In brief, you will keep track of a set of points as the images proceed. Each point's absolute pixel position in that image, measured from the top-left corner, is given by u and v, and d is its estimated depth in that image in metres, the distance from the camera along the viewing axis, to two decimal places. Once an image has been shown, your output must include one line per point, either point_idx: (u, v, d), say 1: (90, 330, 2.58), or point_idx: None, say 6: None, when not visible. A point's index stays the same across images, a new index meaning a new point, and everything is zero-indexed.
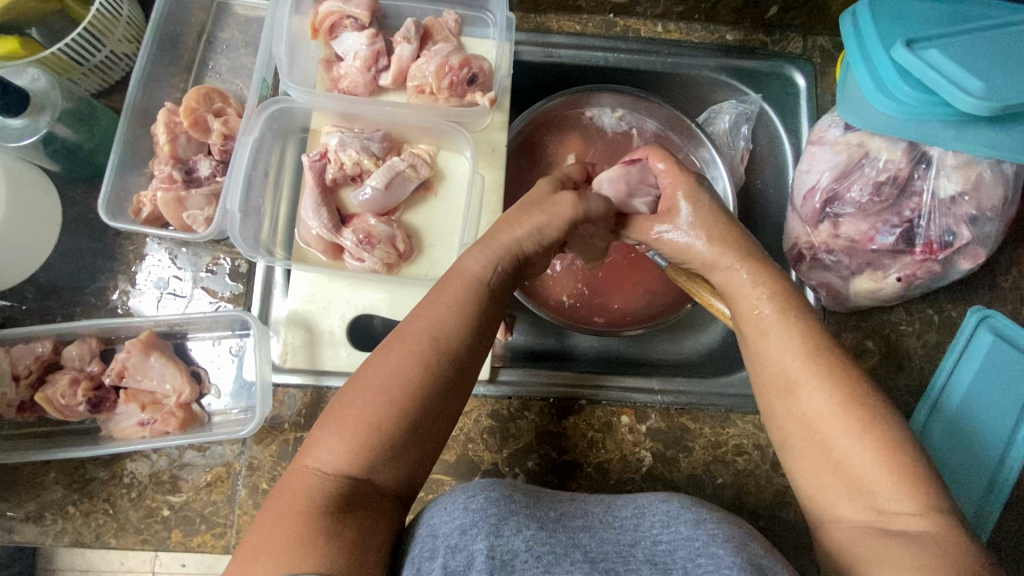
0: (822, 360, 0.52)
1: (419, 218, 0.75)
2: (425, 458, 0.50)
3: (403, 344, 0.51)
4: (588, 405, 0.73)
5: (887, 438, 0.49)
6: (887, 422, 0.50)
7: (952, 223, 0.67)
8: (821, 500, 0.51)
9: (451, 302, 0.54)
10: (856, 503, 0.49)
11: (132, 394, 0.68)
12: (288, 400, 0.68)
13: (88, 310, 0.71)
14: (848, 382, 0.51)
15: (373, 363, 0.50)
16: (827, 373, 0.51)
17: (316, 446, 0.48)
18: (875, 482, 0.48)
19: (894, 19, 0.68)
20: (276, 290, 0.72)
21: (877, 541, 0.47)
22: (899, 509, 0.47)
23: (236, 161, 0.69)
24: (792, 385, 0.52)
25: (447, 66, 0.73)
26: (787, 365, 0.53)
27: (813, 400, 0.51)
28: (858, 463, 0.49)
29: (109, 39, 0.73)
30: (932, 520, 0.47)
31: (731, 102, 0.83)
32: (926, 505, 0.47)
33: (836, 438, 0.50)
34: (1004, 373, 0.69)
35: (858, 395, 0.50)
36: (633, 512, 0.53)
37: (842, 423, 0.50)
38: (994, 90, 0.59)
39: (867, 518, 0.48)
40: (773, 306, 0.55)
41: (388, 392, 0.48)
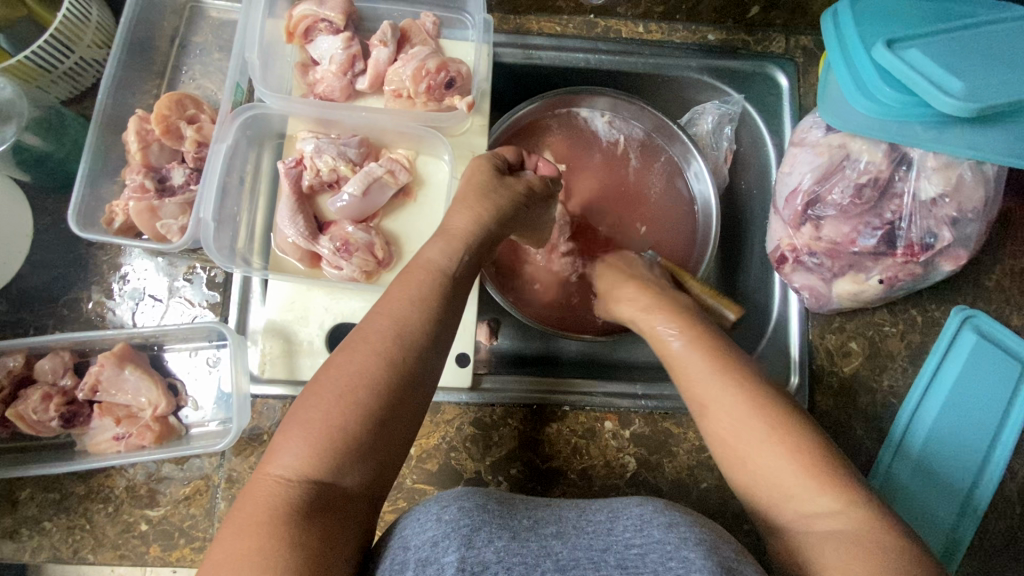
0: (724, 375, 0.56)
1: (398, 224, 0.74)
2: (392, 461, 0.49)
3: (365, 343, 0.50)
4: (570, 411, 0.72)
5: (795, 439, 0.51)
6: (790, 420, 0.52)
7: (933, 224, 0.67)
8: (762, 511, 0.52)
9: (412, 297, 0.53)
10: (787, 510, 0.50)
11: (107, 408, 0.66)
12: (267, 410, 0.67)
13: (61, 322, 0.70)
14: (750, 393, 0.54)
15: (334, 364, 0.49)
16: (730, 389, 0.55)
17: (279, 451, 0.47)
18: (792, 485, 0.50)
19: (874, 19, 0.67)
20: (253, 299, 0.71)
21: (810, 546, 0.48)
22: (820, 507, 0.49)
23: (209, 169, 0.68)
24: (704, 404, 0.56)
25: (424, 70, 0.72)
26: (696, 390, 0.57)
27: (722, 415, 0.54)
28: (769, 468, 0.51)
29: (78, 45, 0.72)
30: (852, 516, 0.48)
31: (714, 103, 0.82)
32: (850, 501, 0.48)
33: (748, 451, 0.52)
34: (986, 373, 0.70)
35: (764, 401, 0.54)
36: (607, 516, 0.53)
37: (750, 433, 0.53)
38: (974, 91, 0.59)
39: (797, 525, 0.49)
40: (678, 334, 0.60)
41: (351, 393, 0.47)
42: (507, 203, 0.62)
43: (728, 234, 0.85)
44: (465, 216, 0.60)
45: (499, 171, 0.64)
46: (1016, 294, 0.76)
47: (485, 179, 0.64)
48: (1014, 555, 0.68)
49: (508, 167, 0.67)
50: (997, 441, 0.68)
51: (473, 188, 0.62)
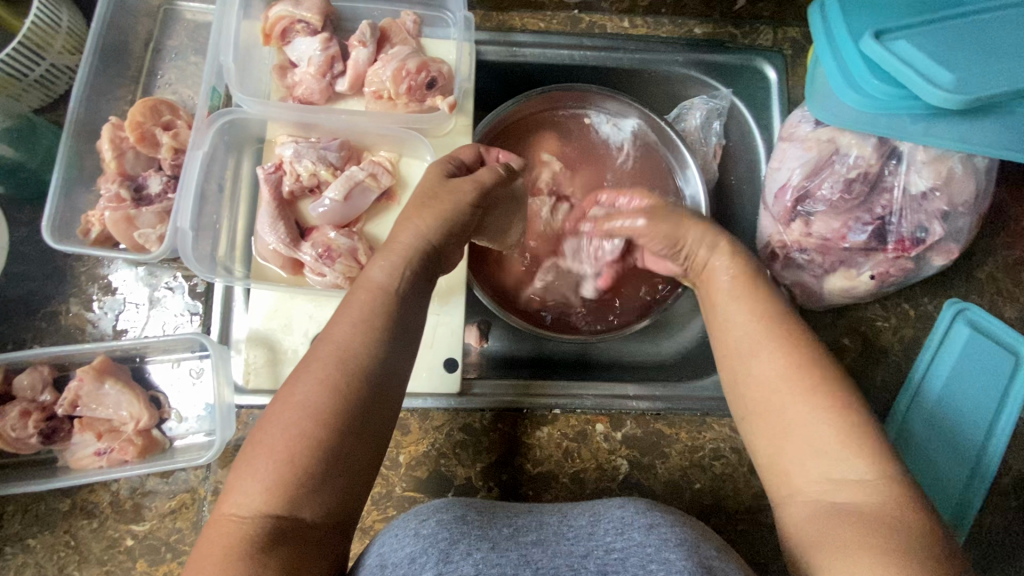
0: (781, 324, 0.53)
1: (382, 229, 0.73)
2: (355, 486, 0.47)
3: (308, 371, 0.49)
4: (561, 414, 0.71)
5: (845, 400, 0.49)
6: (838, 382, 0.50)
7: (924, 219, 0.66)
8: (782, 465, 0.50)
9: (356, 319, 0.52)
10: (811, 469, 0.48)
11: (88, 423, 0.65)
12: (253, 421, 0.66)
13: (40, 335, 0.68)
14: (803, 345, 0.52)
15: (279, 401, 0.48)
16: (782, 338, 0.53)
17: (233, 490, 0.45)
18: (829, 442, 0.48)
19: (863, 9, 0.66)
20: (236, 307, 0.70)
21: (823, 514, 0.47)
22: (847, 476, 0.47)
23: (186, 177, 0.67)
24: (756, 346, 0.53)
25: (404, 70, 0.70)
26: (746, 331, 0.54)
27: (771, 358, 0.52)
28: (808, 419, 0.49)
29: (48, 51, 0.70)
30: (882, 488, 0.46)
31: (702, 97, 0.81)
32: (882, 473, 0.46)
33: (785, 398, 0.51)
34: (981, 365, 0.69)
35: (815, 356, 0.52)
36: (588, 521, 0.52)
37: (793, 381, 0.51)
38: (964, 83, 0.58)
39: (818, 489, 0.48)
40: (735, 278, 0.57)
41: (297, 426, 0.46)
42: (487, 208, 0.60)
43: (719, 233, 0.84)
44: (443, 220, 0.59)
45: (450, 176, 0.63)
46: (1009, 285, 0.76)
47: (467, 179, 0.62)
48: (1011, 546, 0.67)
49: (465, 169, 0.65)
50: (997, 427, 0.67)
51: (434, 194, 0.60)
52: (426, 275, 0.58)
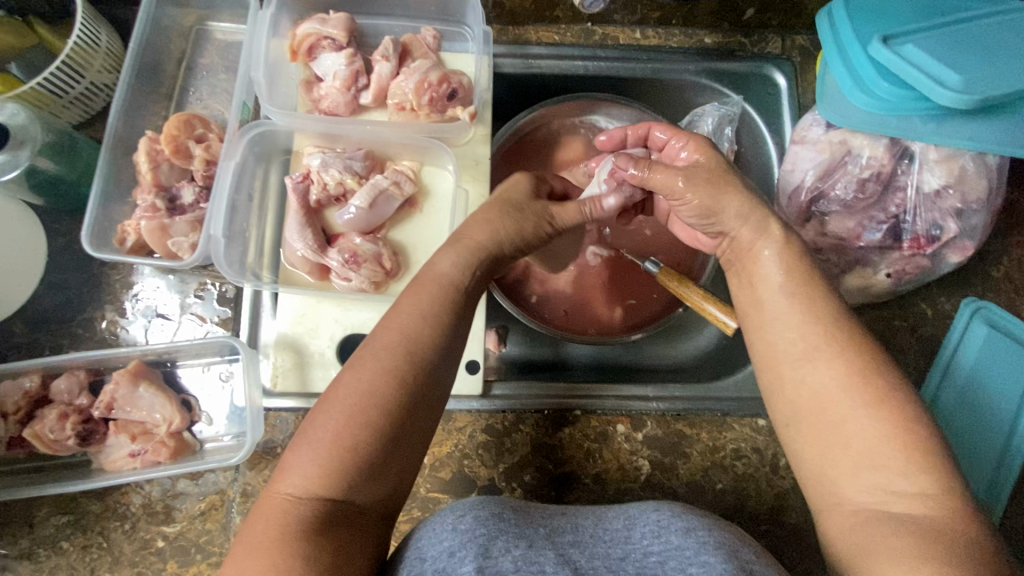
0: (839, 332, 0.53)
1: (404, 235, 0.75)
2: (405, 475, 0.49)
3: (374, 358, 0.50)
4: (583, 415, 0.72)
5: (902, 411, 0.49)
6: (900, 393, 0.50)
7: (938, 216, 0.66)
8: (830, 475, 0.50)
9: (423, 309, 0.53)
10: (862, 480, 0.49)
11: (122, 425, 0.67)
12: (280, 424, 0.67)
13: (76, 342, 0.71)
14: (863, 354, 0.52)
15: (340, 385, 0.49)
16: (839, 347, 0.52)
17: (288, 470, 0.47)
18: (885, 455, 0.48)
19: (870, 19, 0.69)
20: (264, 313, 0.72)
21: (877, 522, 0.47)
22: (907, 489, 0.47)
23: (218, 187, 0.69)
24: (809, 353, 0.53)
25: (426, 83, 0.73)
26: (800, 339, 0.54)
27: (827, 366, 0.52)
28: (862, 429, 0.49)
29: (88, 70, 0.73)
30: (940, 503, 0.46)
31: (714, 104, 0.83)
32: (937, 488, 0.47)
33: (843, 409, 0.50)
34: (1002, 362, 0.70)
35: (874, 366, 0.51)
36: (624, 524, 0.53)
37: (854, 391, 0.50)
38: (971, 84, 0.59)
39: (875, 500, 0.48)
40: (787, 277, 0.56)
41: (361, 412, 0.47)
42: None
43: None
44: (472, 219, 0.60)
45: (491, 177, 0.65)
46: None
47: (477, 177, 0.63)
48: None
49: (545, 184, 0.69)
50: (1020, 422, 0.68)
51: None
52: None
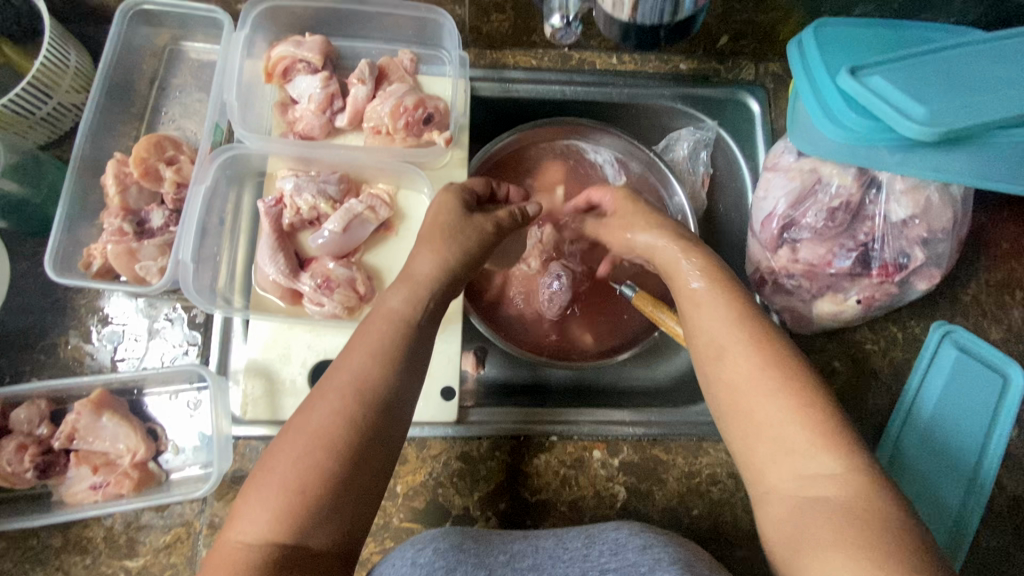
0: (747, 326, 0.57)
1: (379, 259, 0.74)
2: (362, 514, 0.48)
3: (324, 399, 0.50)
4: (558, 440, 0.72)
5: (808, 397, 0.52)
6: (807, 380, 0.53)
7: (905, 245, 0.68)
8: (756, 464, 0.53)
9: (373, 350, 0.53)
10: (784, 467, 0.51)
11: (84, 456, 0.65)
12: (250, 452, 0.65)
13: (38, 368, 0.68)
14: (770, 347, 0.55)
15: (292, 428, 0.50)
16: (748, 341, 0.56)
17: (241, 517, 0.46)
18: (797, 440, 0.51)
19: (837, 53, 0.70)
20: (235, 338, 0.70)
21: (801, 506, 0.49)
22: (822, 470, 0.49)
23: (188, 211, 0.68)
24: (722, 349, 0.57)
25: (402, 107, 0.73)
26: (715, 336, 0.57)
27: (738, 360, 0.55)
28: (774, 418, 0.52)
29: (56, 90, 0.72)
30: (851, 481, 0.48)
31: (688, 129, 0.85)
32: (850, 466, 0.49)
33: (756, 399, 0.53)
34: (970, 386, 0.72)
35: (781, 356, 0.54)
36: (583, 542, 0.54)
37: (764, 380, 0.53)
38: (936, 116, 0.60)
39: (797, 484, 0.50)
40: (704, 279, 0.61)
41: (311, 454, 0.47)
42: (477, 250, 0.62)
43: None
44: (449, 254, 0.61)
45: (466, 207, 0.64)
46: (992, 307, 0.78)
47: (449, 206, 0.63)
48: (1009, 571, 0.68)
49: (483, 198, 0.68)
50: (989, 448, 0.69)
51: (437, 229, 0.62)
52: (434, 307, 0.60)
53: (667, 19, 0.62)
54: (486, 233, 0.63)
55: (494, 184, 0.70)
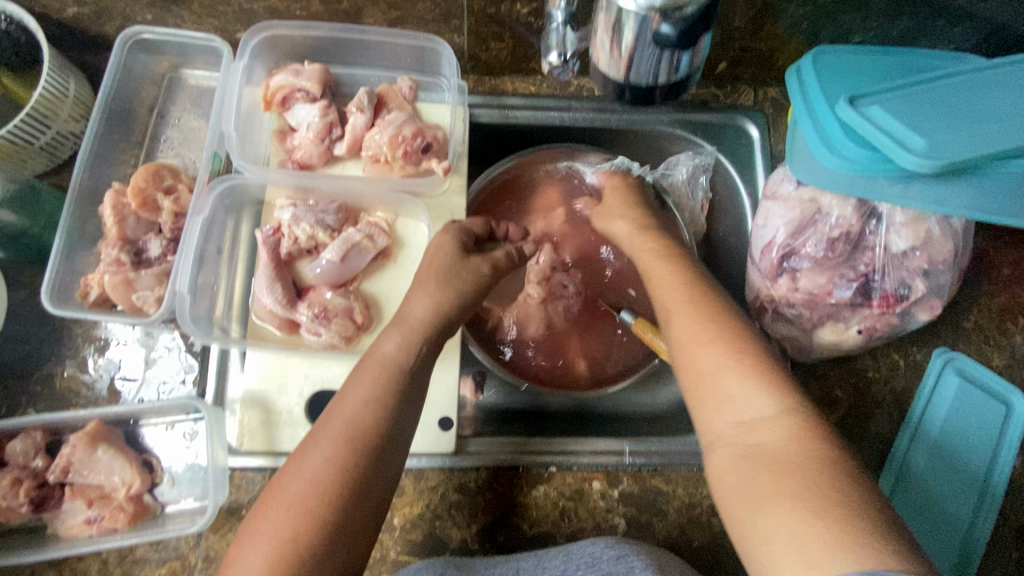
0: (695, 294, 0.63)
1: (377, 287, 0.73)
2: (353, 560, 0.50)
3: (316, 446, 0.53)
4: (557, 471, 0.71)
5: (747, 349, 0.56)
6: (748, 339, 0.58)
7: (906, 276, 0.67)
8: (703, 416, 0.56)
9: (366, 398, 0.55)
10: (727, 415, 0.54)
11: (78, 489, 0.64)
12: (246, 483, 0.64)
13: (34, 399, 0.68)
14: (717, 312, 0.61)
15: (287, 472, 0.52)
16: (695, 305, 0.62)
17: (237, 563, 0.49)
18: (736, 390, 0.54)
19: (837, 81, 0.70)
20: (231, 368, 0.70)
21: (741, 450, 0.51)
22: (758, 415, 0.52)
23: (186, 240, 0.68)
24: (674, 314, 0.63)
25: (400, 136, 0.73)
26: (668, 302, 0.64)
27: (687, 322, 0.61)
28: (717, 369, 0.56)
29: (55, 120, 0.72)
30: (785, 424, 0.51)
31: (687, 154, 0.84)
32: (786, 410, 0.52)
33: (702, 356, 0.58)
34: (972, 416, 0.71)
35: (724, 319, 0.60)
36: (562, 560, 0.61)
37: (708, 339, 0.58)
38: (936, 149, 0.60)
39: (738, 431, 0.53)
40: (658, 257, 0.70)
41: (302, 503, 0.50)
42: (472, 294, 0.63)
43: None
44: (444, 297, 0.62)
45: (465, 249, 0.65)
46: (994, 334, 0.77)
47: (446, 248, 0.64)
48: None
49: (480, 240, 0.69)
50: (991, 479, 0.68)
51: (434, 273, 0.63)
52: (431, 342, 0.60)
53: (663, 80, 0.51)
54: (483, 275, 0.64)
55: (493, 223, 0.71)
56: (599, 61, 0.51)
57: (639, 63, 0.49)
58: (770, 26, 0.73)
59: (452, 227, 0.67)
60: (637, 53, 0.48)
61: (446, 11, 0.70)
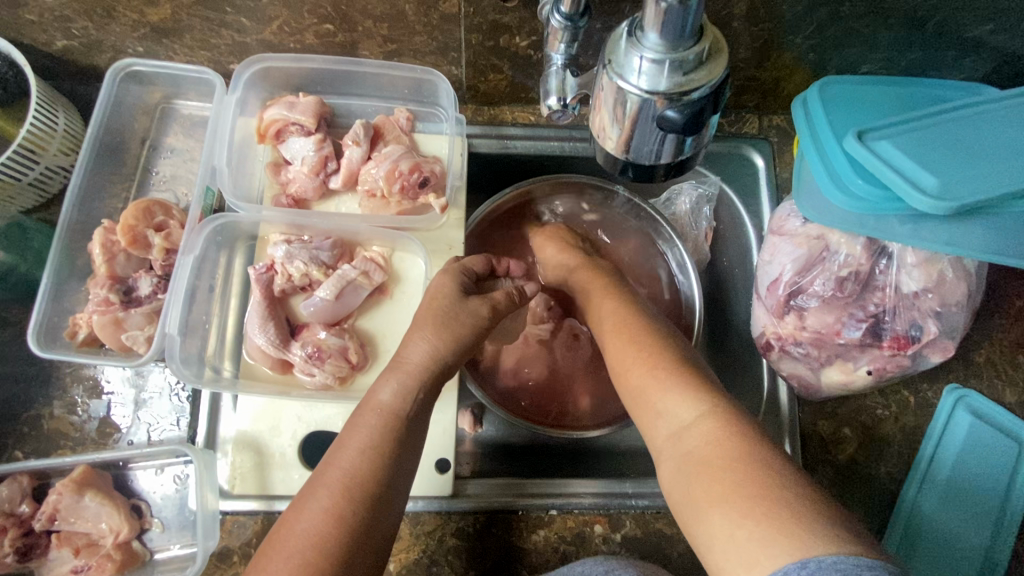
0: (626, 316, 0.64)
1: (373, 324, 0.72)
2: None
3: (314, 496, 0.50)
4: (558, 515, 0.69)
5: (671, 363, 0.57)
6: (678, 355, 0.58)
7: (918, 317, 0.65)
8: (645, 433, 0.55)
9: (363, 446, 0.53)
10: (660, 427, 0.53)
11: (65, 537, 0.63)
12: (237, 528, 0.63)
13: (21, 441, 0.66)
14: (646, 332, 0.62)
15: (282, 527, 0.50)
16: (626, 326, 0.63)
17: None
18: (663, 400, 0.54)
19: (843, 114, 0.68)
20: (223, 408, 0.68)
21: (676, 461, 0.50)
22: (685, 422, 0.52)
23: (176, 279, 0.67)
24: (609, 337, 0.64)
25: (397, 171, 0.71)
26: (602, 327, 0.66)
27: (618, 344, 0.62)
28: (644, 385, 0.56)
29: (44, 155, 0.70)
30: (709, 425, 0.50)
31: (691, 183, 0.82)
32: (708, 411, 0.51)
33: (632, 374, 0.58)
34: (983, 456, 0.69)
35: (652, 337, 0.61)
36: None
37: (637, 357, 0.59)
38: (949, 189, 0.57)
39: (670, 440, 0.52)
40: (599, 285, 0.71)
41: (302, 554, 0.47)
42: (470, 337, 0.61)
43: (710, 310, 0.84)
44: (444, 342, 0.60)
45: (464, 291, 0.64)
46: (1009, 370, 0.75)
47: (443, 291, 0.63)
48: None
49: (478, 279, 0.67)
50: (1002, 522, 0.67)
51: (432, 315, 0.61)
52: (427, 386, 0.59)
53: (667, 159, 0.43)
54: (481, 318, 0.62)
55: (494, 260, 0.69)
56: (597, 135, 0.44)
57: (640, 143, 0.42)
58: (775, 57, 0.72)
59: (452, 267, 0.66)
60: (639, 131, 0.41)
61: (444, 43, 0.69)
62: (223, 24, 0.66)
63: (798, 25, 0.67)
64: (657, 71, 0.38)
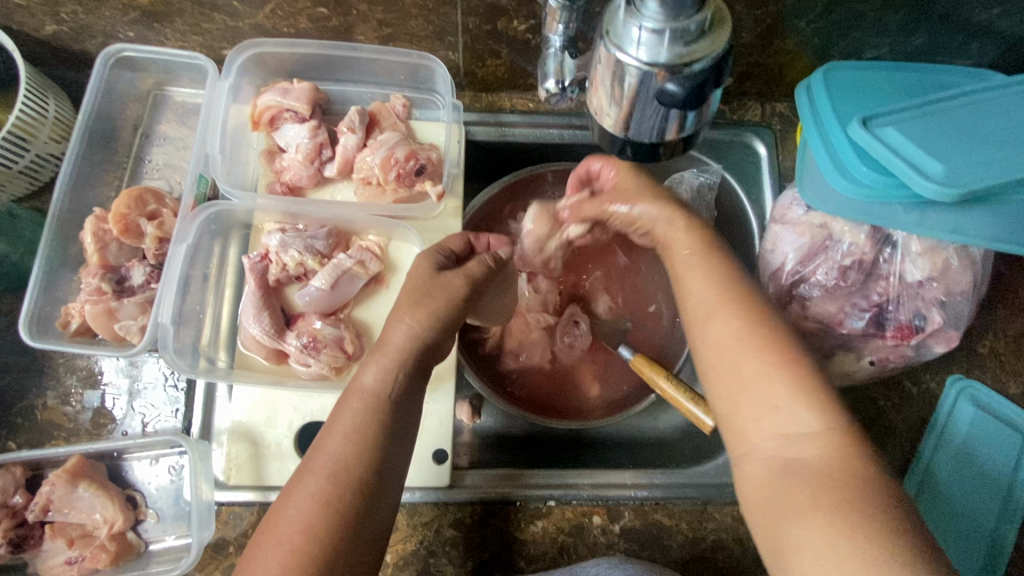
0: (735, 289, 0.52)
1: (369, 313, 0.71)
2: None
3: (303, 482, 0.50)
4: (557, 505, 0.68)
5: (792, 355, 0.48)
6: (792, 343, 0.49)
7: (922, 306, 0.64)
8: (739, 424, 0.49)
9: (348, 431, 0.52)
10: (765, 428, 0.47)
11: (59, 528, 0.62)
12: (233, 518, 0.62)
13: (14, 432, 0.65)
14: (758, 313, 0.51)
15: (274, 514, 0.50)
16: (734, 301, 0.52)
17: None
18: (781, 399, 0.47)
19: (848, 100, 0.67)
20: (218, 398, 0.67)
21: (779, 470, 0.46)
22: (799, 432, 0.46)
23: (170, 268, 0.66)
24: (708, 312, 0.52)
25: (393, 158, 0.70)
26: (700, 297, 0.53)
27: (722, 322, 0.51)
28: (760, 376, 0.48)
29: (34, 142, 0.69)
30: (832, 442, 0.45)
31: (693, 170, 0.79)
32: (832, 425, 0.46)
33: (740, 358, 0.49)
34: (986, 446, 0.68)
35: (762, 318, 0.50)
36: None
37: (745, 341, 0.50)
38: (953, 176, 0.56)
39: (778, 446, 0.46)
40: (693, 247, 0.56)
41: (290, 541, 0.47)
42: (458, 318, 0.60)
43: None
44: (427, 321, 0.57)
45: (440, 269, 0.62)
46: (1012, 360, 0.74)
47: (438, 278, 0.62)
48: None
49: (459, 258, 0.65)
50: (1006, 513, 0.65)
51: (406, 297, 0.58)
52: (420, 374, 0.58)
53: (671, 136, 0.43)
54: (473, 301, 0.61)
55: (472, 238, 0.66)
56: (595, 112, 0.44)
57: (641, 117, 0.42)
58: (779, 42, 0.70)
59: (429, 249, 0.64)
60: (639, 105, 0.41)
61: (440, 27, 0.67)
62: (214, 7, 0.65)
63: (801, 8, 0.65)
64: (656, 41, 0.37)
